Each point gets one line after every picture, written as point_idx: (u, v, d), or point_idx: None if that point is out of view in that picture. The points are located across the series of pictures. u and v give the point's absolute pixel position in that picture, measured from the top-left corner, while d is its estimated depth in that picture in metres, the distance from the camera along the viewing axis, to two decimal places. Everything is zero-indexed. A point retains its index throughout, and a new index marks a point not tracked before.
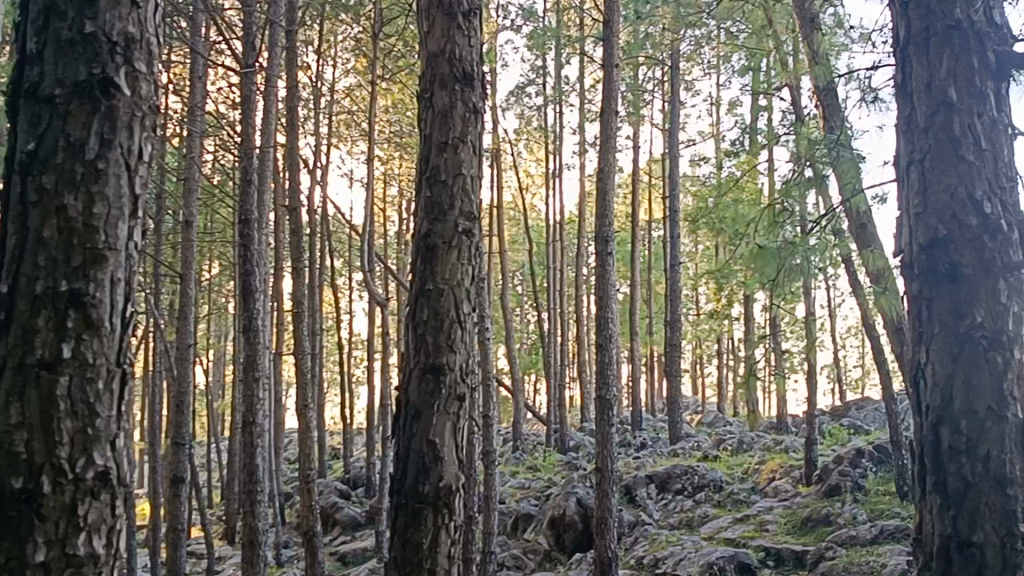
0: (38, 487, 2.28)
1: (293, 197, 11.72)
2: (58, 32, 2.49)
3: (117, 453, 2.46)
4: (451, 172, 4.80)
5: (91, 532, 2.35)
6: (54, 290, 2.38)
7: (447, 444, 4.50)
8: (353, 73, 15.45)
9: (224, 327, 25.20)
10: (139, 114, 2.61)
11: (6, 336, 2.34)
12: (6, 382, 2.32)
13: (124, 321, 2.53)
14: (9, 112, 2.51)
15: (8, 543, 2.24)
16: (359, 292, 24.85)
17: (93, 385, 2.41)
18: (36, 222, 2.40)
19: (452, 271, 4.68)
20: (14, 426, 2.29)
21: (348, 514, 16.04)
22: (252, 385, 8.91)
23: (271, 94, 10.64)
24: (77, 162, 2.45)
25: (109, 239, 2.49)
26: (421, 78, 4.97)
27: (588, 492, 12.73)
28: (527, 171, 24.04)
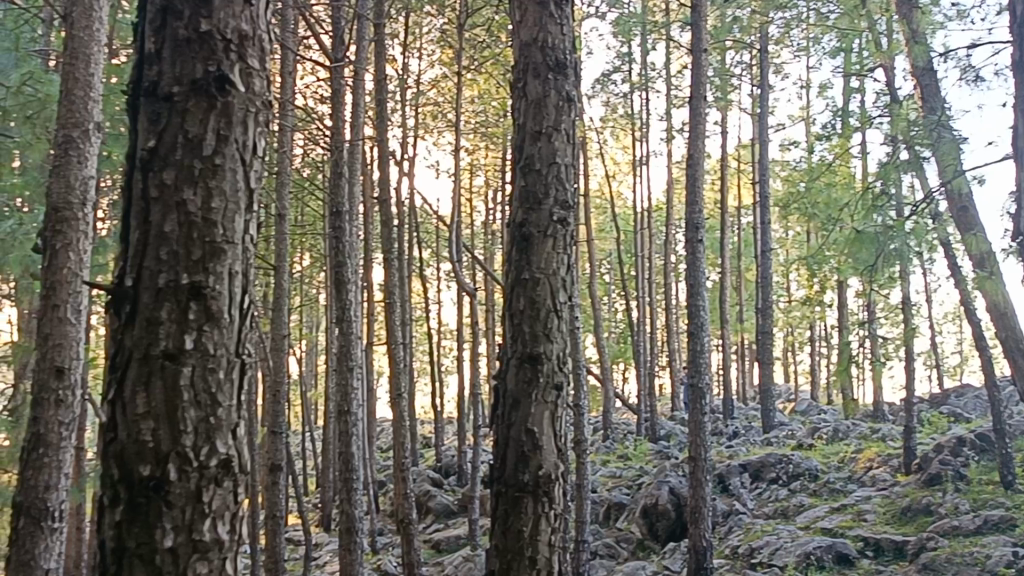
0: (165, 474, 2.34)
1: (383, 189, 11.82)
2: (174, 32, 2.54)
3: (239, 441, 2.50)
4: (545, 162, 4.79)
5: (216, 519, 2.40)
6: (177, 282, 2.43)
7: (546, 433, 4.51)
8: (438, 64, 15.55)
9: (316, 318, 25.61)
10: (254, 111, 2.65)
11: (131, 328, 2.41)
12: (133, 373, 2.39)
13: (242, 312, 2.57)
14: (129, 110, 2.58)
15: (137, 529, 2.31)
16: (448, 281, 25.01)
17: (214, 375, 2.46)
18: (158, 218, 2.47)
19: (548, 260, 4.68)
20: (141, 415, 2.36)
21: (441, 502, 16.18)
22: (345, 374, 9.03)
23: (360, 89, 10.76)
24: (194, 158, 2.50)
25: (227, 232, 2.53)
26: (514, 67, 4.99)
27: (681, 481, 12.66)
28: (614, 158, 23.93)
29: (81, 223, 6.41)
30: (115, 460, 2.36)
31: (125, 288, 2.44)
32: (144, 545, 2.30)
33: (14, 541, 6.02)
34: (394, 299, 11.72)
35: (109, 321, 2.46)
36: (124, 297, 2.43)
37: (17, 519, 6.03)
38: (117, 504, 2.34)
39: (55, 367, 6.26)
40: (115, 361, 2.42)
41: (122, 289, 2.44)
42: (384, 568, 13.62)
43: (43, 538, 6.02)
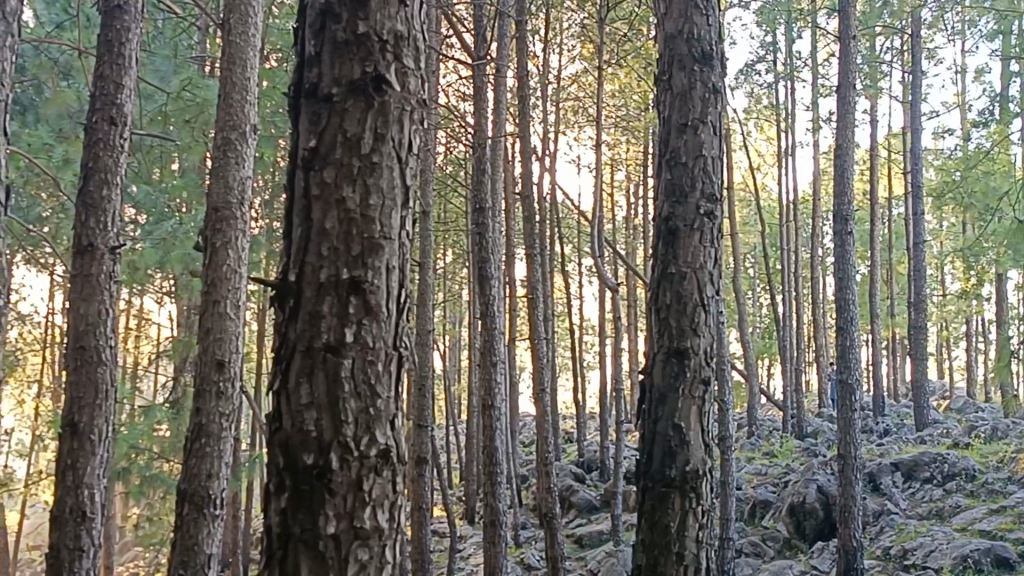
0: (328, 463, 2.41)
1: (524, 184, 11.88)
2: (334, 34, 2.60)
3: (397, 432, 2.55)
4: (691, 155, 4.75)
5: (376, 507, 2.46)
6: (337, 278, 2.50)
7: (693, 428, 4.48)
8: (579, 59, 15.53)
9: (460, 314, 25.94)
10: (409, 108, 2.68)
11: (296, 323, 2.49)
12: (297, 364, 2.47)
13: (399, 306, 2.61)
14: (291, 111, 2.67)
15: (302, 514, 2.39)
16: (589, 277, 24.99)
17: (373, 367, 2.51)
18: (319, 214, 2.54)
19: (694, 253, 4.63)
20: (305, 406, 2.44)
21: (584, 497, 16.18)
22: (488, 368, 9.12)
23: (502, 85, 10.85)
24: (353, 157, 2.56)
25: (384, 229, 2.58)
26: (659, 60, 4.96)
27: (829, 480, 12.37)
28: (759, 150, 23.51)
29: (237, 221, 6.65)
30: (280, 449, 2.44)
31: (289, 283, 2.52)
32: (308, 531, 2.38)
33: (179, 527, 6.28)
34: (537, 295, 11.77)
35: (276, 314, 2.55)
36: (288, 291, 2.51)
37: (182, 505, 6.29)
38: (282, 491, 2.43)
39: (215, 360, 6.51)
40: (281, 353, 2.51)
41: (286, 284, 2.53)
42: (528, 561, 13.71)
43: (205, 524, 6.26)
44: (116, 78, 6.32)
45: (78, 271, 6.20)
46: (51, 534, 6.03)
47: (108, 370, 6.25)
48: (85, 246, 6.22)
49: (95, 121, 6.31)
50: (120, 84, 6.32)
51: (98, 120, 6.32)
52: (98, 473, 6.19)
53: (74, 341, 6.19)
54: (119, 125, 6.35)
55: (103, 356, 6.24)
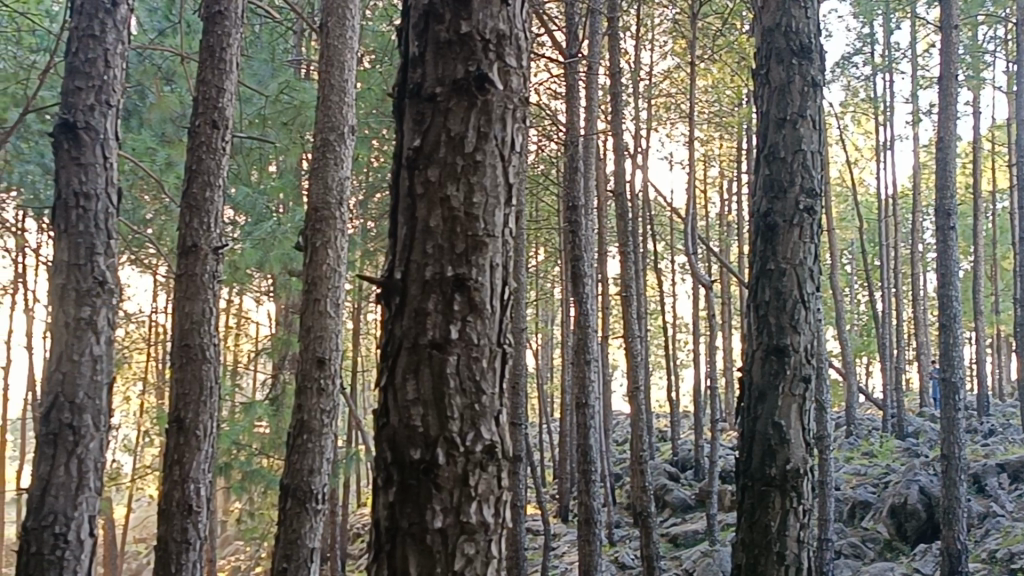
0: (434, 459, 2.41)
1: (617, 182, 11.86)
2: (437, 34, 2.59)
3: (502, 429, 2.53)
4: (790, 149, 4.68)
5: (481, 502, 2.44)
6: (442, 274, 2.50)
7: (794, 427, 4.42)
8: (671, 54, 15.43)
9: (552, 312, 25.99)
10: (512, 107, 2.66)
11: (402, 319, 2.50)
12: (404, 361, 2.48)
13: (504, 303, 2.60)
14: (397, 110, 2.68)
15: (410, 510, 2.40)
16: (683, 274, 24.81)
17: (478, 364, 2.50)
18: (423, 213, 2.54)
19: (794, 249, 4.56)
20: (411, 402, 2.45)
21: (679, 496, 16.06)
22: (582, 366, 9.11)
23: (593, 83, 10.85)
24: (457, 155, 2.55)
25: (488, 226, 2.56)
26: (757, 54, 4.90)
27: (932, 481, 12.08)
28: (856, 144, 23.07)
29: (337, 221, 6.75)
30: (388, 444, 2.46)
31: (395, 281, 2.53)
32: (416, 525, 2.39)
33: (282, 521, 6.39)
34: (631, 293, 11.73)
35: (383, 313, 2.57)
36: (394, 289, 2.52)
37: (285, 500, 6.40)
38: (390, 485, 2.44)
39: (316, 357, 6.63)
40: (386, 351, 2.52)
41: (392, 282, 2.54)
42: (622, 560, 13.66)
43: (307, 519, 6.35)
44: (218, 82, 6.47)
45: (183, 271, 6.35)
46: (160, 527, 6.22)
47: (212, 367, 6.40)
48: (189, 247, 6.37)
49: (197, 125, 6.47)
50: (221, 87, 6.47)
51: (200, 123, 6.47)
52: (204, 467, 6.35)
53: (179, 340, 6.36)
54: (221, 129, 6.49)
55: (207, 353, 6.39)
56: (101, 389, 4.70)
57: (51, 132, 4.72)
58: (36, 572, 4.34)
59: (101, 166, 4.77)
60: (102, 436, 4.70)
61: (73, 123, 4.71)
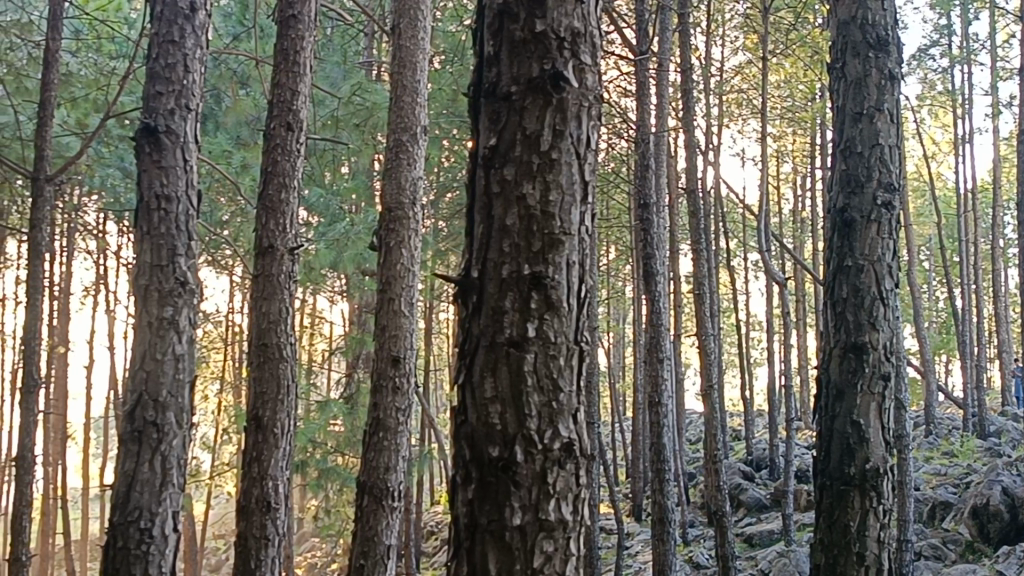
0: (512, 456, 2.40)
1: (688, 179, 11.77)
2: (512, 34, 2.60)
3: (580, 426, 2.51)
4: (867, 144, 4.61)
5: (560, 500, 2.42)
6: (518, 273, 2.49)
7: (874, 426, 4.35)
8: (742, 50, 15.27)
9: (624, 311, 25.92)
10: (587, 105, 2.64)
11: (479, 317, 2.51)
12: (482, 359, 2.49)
13: (581, 303, 2.58)
14: (473, 111, 2.69)
15: (489, 507, 2.39)
16: (756, 271, 24.55)
17: (555, 362, 2.49)
18: (500, 212, 2.54)
19: (872, 245, 4.49)
20: (489, 400, 2.45)
21: (753, 496, 15.89)
22: (655, 364, 9.05)
23: (664, 80, 10.78)
24: (533, 153, 2.54)
25: (564, 224, 2.55)
26: (833, 47, 4.84)
27: (1015, 481, 11.79)
28: (934, 138, 22.62)
29: (411, 221, 6.79)
30: (466, 441, 2.46)
31: (473, 279, 2.54)
32: (494, 522, 2.38)
33: (359, 518, 6.46)
34: (704, 291, 11.63)
35: (460, 311, 2.58)
36: (471, 288, 2.54)
37: (362, 497, 6.46)
38: (469, 482, 2.44)
39: (391, 356, 6.68)
40: (465, 349, 2.53)
41: (469, 281, 2.55)
42: (696, 560, 13.55)
43: (383, 515, 6.41)
44: (292, 85, 6.56)
45: (260, 271, 6.46)
46: (240, 524, 6.32)
47: (289, 366, 6.49)
48: (266, 247, 6.47)
49: (273, 127, 6.57)
50: (296, 90, 6.55)
51: (276, 126, 6.57)
52: (282, 465, 6.44)
53: (257, 339, 6.47)
54: (295, 131, 6.58)
55: (284, 352, 6.49)
56: (184, 388, 4.79)
57: (133, 136, 4.82)
58: (122, 566, 4.45)
59: (182, 168, 4.86)
60: (185, 434, 4.79)
61: (154, 127, 4.81)
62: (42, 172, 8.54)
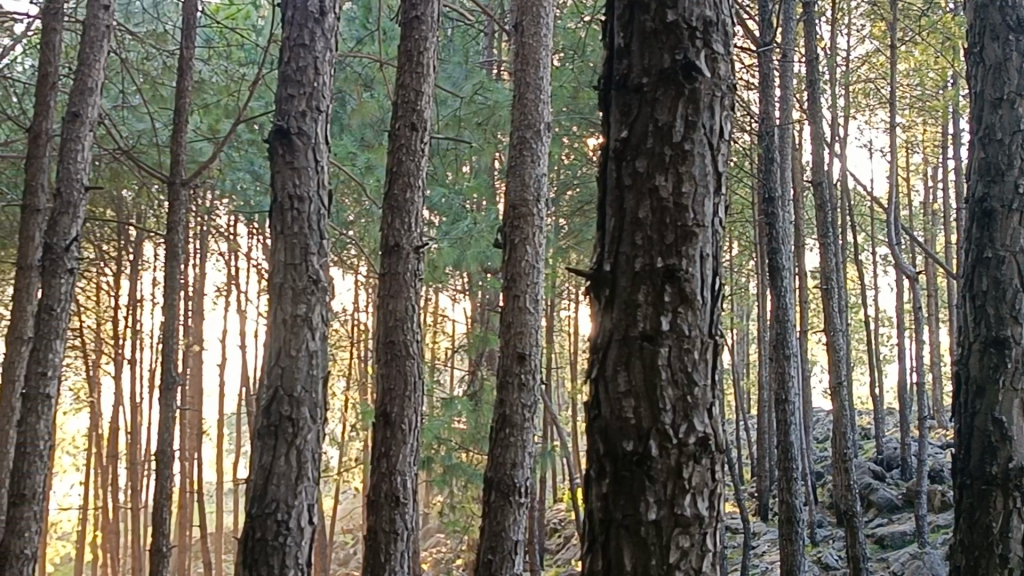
0: (647, 451, 2.38)
1: (814, 172, 11.52)
2: (643, 25, 2.58)
3: (716, 421, 2.48)
4: (1008, 130, 4.44)
5: (695, 495, 2.39)
6: (651, 266, 2.47)
7: (1017, 423, 4.17)
8: (869, 39, 14.84)
9: (748, 307, 25.50)
10: (720, 94, 2.60)
11: (612, 311, 2.49)
12: (615, 353, 2.48)
13: (715, 295, 2.54)
14: (604, 105, 2.68)
15: (624, 500, 2.38)
16: (885, 266, 23.85)
17: (690, 355, 2.46)
18: (632, 204, 2.53)
19: (1014, 236, 4.31)
20: (623, 394, 2.44)
21: (885, 496, 15.45)
22: (782, 361, 8.85)
23: (788, 71, 10.55)
24: (665, 145, 2.51)
25: (697, 216, 2.51)
26: (970, 31, 4.67)
27: None
28: None
29: (536, 218, 6.81)
30: (600, 435, 2.45)
31: (605, 273, 2.53)
32: (629, 517, 2.36)
33: (487, 513, 6.50)
34: (831, 285, 11.35)
35: (593, 305, 2.57)
36: (604, 282, 2.53)
37: (489, 493, 6.51)
38: (604, 476, 2.43)
39: (517, 353, 6.71)
40: (598, 344, 2.52)
41: (602, 275, 2.54)
42: (825, 560, 13.25)
43: (511, 511, 6.44)
44: (416, 85, 6.65)
45: (387, 270, 6.57)
46: (370, 518, 6.43)
47: (416, 363, 6.58)
48: (392, 246, 6.57)
49: (398, 128, 6.66)
50: (420, 90, 6.63)
51: (400, 127, 6.66)
52: (410, 460, 6.53)
53: (385, 337, 6.58)
54: (420, 131, 6.66)
55: (411, 350, 6.58)
56: (317, 383, 4.90)
57: (268, 138, 4.95)
58: (260, 557, 4.57)
59: (314, 169, 4.96)
60: (319, 428, 4.90)
61: (287, 129, 4.92)
62: (178, 176, 8.83)
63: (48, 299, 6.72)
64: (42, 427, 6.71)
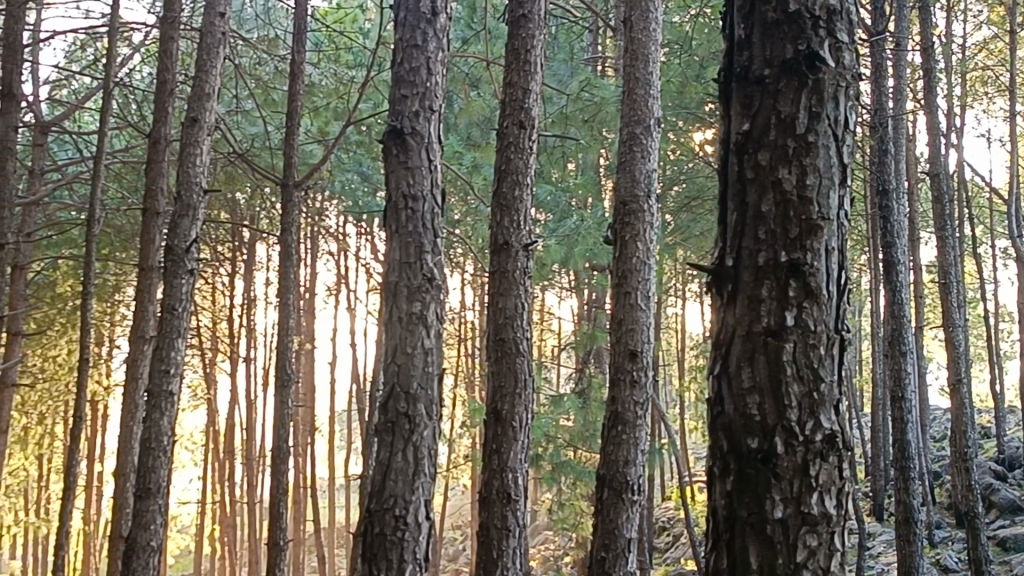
0: (773, 447, 2.35)
1: (931, 163, 11.21)
2: (764, 15, 2.54)
3: (843, 417, 2.42)
4: None
5: (823, 493, 2.34)
6: (776, 261, 2.43)
7: None
8: (986, 25, 14.36)
9: (861, 303, 24.91)
10: (845, 84, 2.53)
11: (735, 306, 2.47)
12: (738, 348, 2.45)
13: (841, 289, 2.48)
14: (724, 97, 2.65)
15: (749, 499, 2.35)
16: (1005, 259, 23.03)
17: (816, 351, 2.40)
18: (754, 198, 2.49)
19: None
20: (747, 390, 2.41)
21: (1007, 497, 14.93)
22: (900, 358, 8.62)
23: (902, 60, 10.27)
24: (788, 137, 2.47)
25: (822, 210, 2.46)
26: None
27: None
28: None
29: (647, 213, 6.75)
30: (724, 433, 2.43)
31: (727, 268, 2.51)
32: (755, 515, 2.33)
33: (601, 511, 6.49)
34: (950, 280, 11.01)
35: (715, 300, 2.55)
36: (726, 276, 2.51)
37: (602, 490, 6.50)
38: (728, 474, 2.40)
39: (628, 350, 6.69)
40: (721, 340, 2.50)
41: (724, 269, 2.52)
42: (944, 562, 12.87)
43: (624, 509, 6.41)
44: (523, 84, 6.67)
45: (496, 268, 6.59)
46: (482, 514, 6.48)
47: (526, 361, 6.59)
48: (501, 244, 6.59)
49: (506, 126, 6.70)
50: (527, 88, 6.65)
51: (508, 125, 6.70)
52: (521, 457, 6.56)
53: (495, 335, 6.61)
54: (528, 129, 6.67)
55: (521, 347, 6.58)
56: (433, 380, 4.95)
57: (382, 139, 5.03)
58: (380, 551, 4.63)
59: (427, 168, 5.01)
60: (435, 424, 4.94)
61: (401, 129, 4.99)
62: (291, 178, 9.02)
63: (169, 299, 6.91)
64: (165, 424, 6.91)
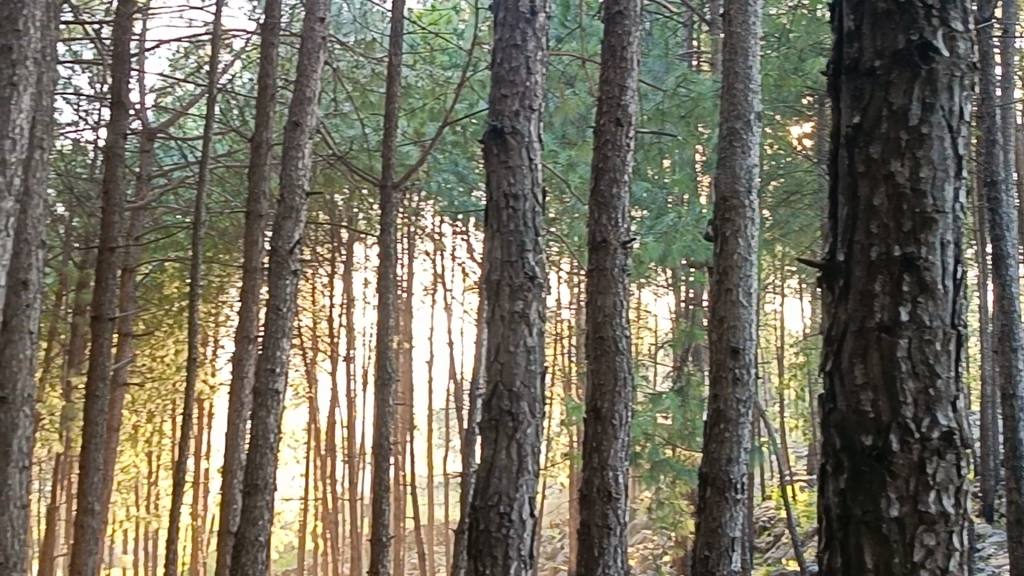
0: (888, 445, 2.31)
1: None
2: (875, 6, 2.51)
3: (962, 414, 2.35)
4: None
5: (940, 492, 2.28)
6: (889, 255, 2.39)
7: None
8: None
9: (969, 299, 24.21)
10: (959, 74, 2.46)
11: (848, 301, 2.44)
12: (850, 345, 2.42)
13: (958, 282, 2.41)
14: (834, 90, 2.62)
15: (864, 497, 2.32)
16: None
17: (931, 347, 2.35)
18: (866, 192, 2.46)
19: None
20: (860, 386, 2.38)
21: None
22: (1011, 354, 8.37)
23: (1010, 47, 9.96)
24: (900, 129, 2.43)
25: (937, 202, 2.40)
26: None
27: None
28: None
29: (747, 210, 6.67)
30: (838, 431, 2.40)
31: (838, 263, 2.48)
32: (870, 513, 2.30)
33: (704, 509, 6.45)
34: None
35: (826, 295, 2.53)
36: (838, 271, 2.48)
37: (705, 488, 6.46)
38: (841, 471, 2.38)
39: (730, 348, 6.59)
40: (833, 336, 2.48)
41: (835, 264, 2.49)
42: None
43: (727, 507, 6.36)
44: (620, 81, 6.64)
45: (594, 266, 6.57)
46: (583, 512, 6.48)
47: (626, 359, 6.58)
48: (600, 242, 6.57)
49: (603, 124, 6.70)
50: (624, 85, 6.62)
51: (605, 122, 6.70)
52: (622, 455, 6.54)
53: (594, 333, 6.61)
54: (625, 125, 6.66)
55: (620, 346, 6.56)
56: (535, 378, 4.97)
57: (482, 139, 5.09)
58: (485, 547, 4.69)
59: (528, 167, 5.03)
60: (539, 422, 4.96)
61: (501, 129, 5.04)
62: (390, 179, 9.14)
63: (274, 299, 7.06)
64: (271, 422, 7.05)
